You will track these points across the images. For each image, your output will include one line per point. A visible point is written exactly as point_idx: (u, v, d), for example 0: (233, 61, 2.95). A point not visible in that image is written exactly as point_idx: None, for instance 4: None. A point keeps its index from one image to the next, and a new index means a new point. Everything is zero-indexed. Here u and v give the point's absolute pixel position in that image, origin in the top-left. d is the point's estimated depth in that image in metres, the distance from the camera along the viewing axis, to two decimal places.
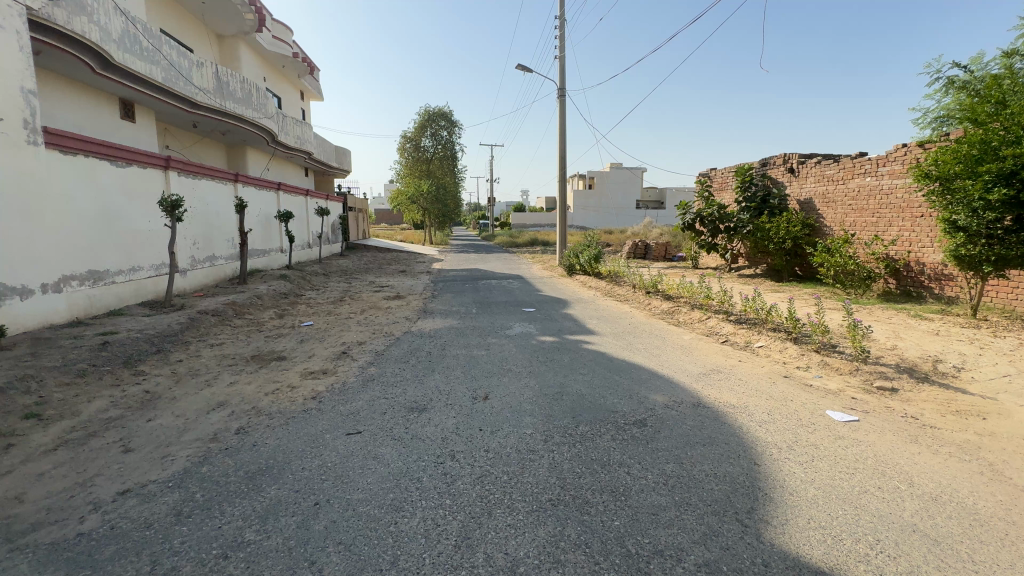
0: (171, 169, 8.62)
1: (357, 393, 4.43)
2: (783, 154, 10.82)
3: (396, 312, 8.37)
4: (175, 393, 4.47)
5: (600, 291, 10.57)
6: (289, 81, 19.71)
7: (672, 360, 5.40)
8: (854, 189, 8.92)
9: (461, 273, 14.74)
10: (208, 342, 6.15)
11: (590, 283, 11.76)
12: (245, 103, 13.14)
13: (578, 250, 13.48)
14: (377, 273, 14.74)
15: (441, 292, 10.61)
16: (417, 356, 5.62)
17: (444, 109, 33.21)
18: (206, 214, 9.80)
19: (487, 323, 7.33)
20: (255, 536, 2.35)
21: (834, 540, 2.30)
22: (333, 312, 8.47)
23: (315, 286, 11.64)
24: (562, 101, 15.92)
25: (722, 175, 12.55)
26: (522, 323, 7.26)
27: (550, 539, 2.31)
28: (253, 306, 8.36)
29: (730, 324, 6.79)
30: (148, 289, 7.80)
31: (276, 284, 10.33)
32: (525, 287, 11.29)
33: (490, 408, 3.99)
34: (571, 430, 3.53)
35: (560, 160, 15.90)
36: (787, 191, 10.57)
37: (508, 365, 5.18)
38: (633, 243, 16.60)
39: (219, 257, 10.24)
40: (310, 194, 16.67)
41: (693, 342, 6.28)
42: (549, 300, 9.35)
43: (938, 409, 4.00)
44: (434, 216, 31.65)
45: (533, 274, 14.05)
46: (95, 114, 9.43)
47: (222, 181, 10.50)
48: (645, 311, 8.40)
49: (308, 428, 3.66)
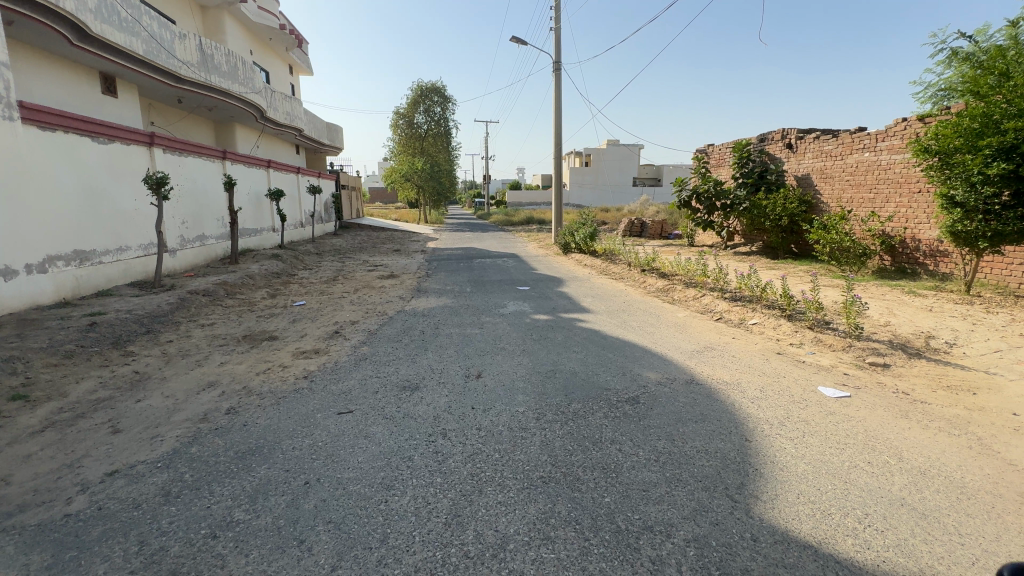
0: (156, 146, 8.38)
1: (349, 372, 4.40)
2: (782, 129, 10.65)
3: (390, 291, 8.30)
4: (165, 374, 4.43)
5: (595, 269, 10.52)
6: (277, 54, 19.14)
7: (666, 338, 5.38)
8: (852, 165, 8.82)
9: (457, 251, 14.61)
10: (199, 322, 6.08)
11: (585, 261, 11.70)
12: (231, 78, 12.75)
13: (573, 227, 13.37)
14: (371, 252, 14.60)
15: (436, 271, 10.52)
16: (411, 335, 5.58)
17: (437, 84, 32.43)
18: (195, 193, 9.61)
19: (481, 301, 7.30)
20: (245, 516, 2.34)
21: (823, 514, 2.31)
22: (326, 291, 8.40)
23: (309, 266, 11.52)
24: (558, 75, 15.54)
25: (720, 151, 12.38)
26: (516, 302, 7.22)
27: (540, 516, 2.30)
28: (245, 286, 8.27)
29: (724, 301, 6.78)
30: (138, 269, 7.69)
31: (268, 264, 10.22)
32: (520, 265, 11.22)
33: (482, 386, 3.97)
34: (563, 407, 3.52)
35: (556, 136, 15.62)
36: (785, 167, 10.44)
37: (502, 344, 5.16)
38: (629, 221, 16.48)
39: (209, 236, 10.09)
40: (301, 171, 16.37)
41: (687, 320, 6.27)
42: (544, 278, 9.30)
43: (929, 385, 4.02)
44: (428, 193, 31.28)
45: (528, 253, 13.95)
46: (75, 89, 9.13)
47: (210, 159, 10.26)
48: (640, 289, 8.37)
49: (299, 407, 3.63)
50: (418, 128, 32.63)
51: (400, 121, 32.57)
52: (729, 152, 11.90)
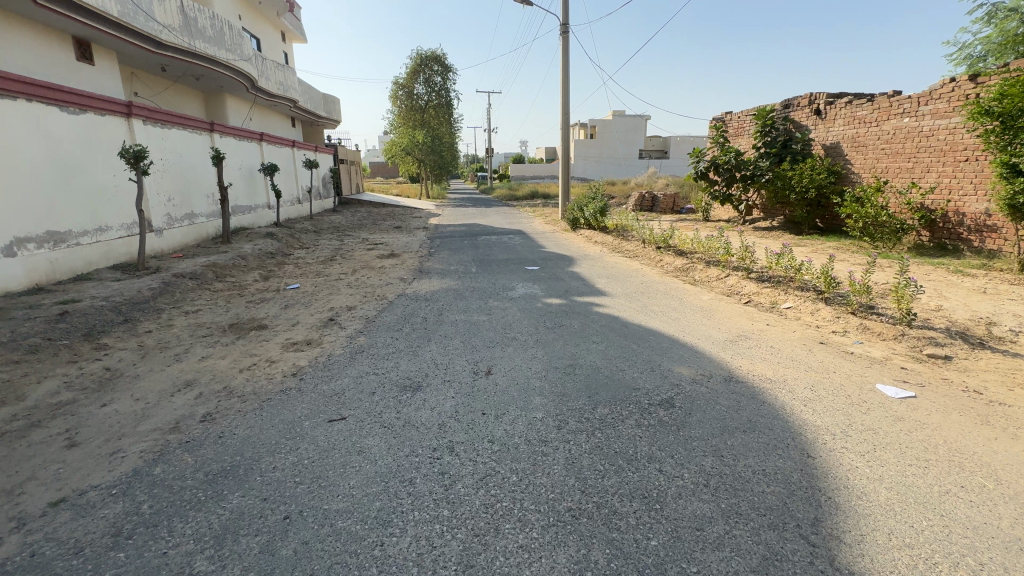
0: (134, 116, 7.74)
1: (343, 368, 3.92)
2: (810, 94, 9.88)
3: (391, 272, 7.78)
4: (139, 370, 3.97)
5: (606, 247, 9.94)
6: (267, 19, 18.12)
7: (694, 325, 4.86)
8: (889, 132, 8.13)
9: (460, 228, 13.99)
10: (182, 309, 5.60)
11: (595, 237, 11.11)
12: (217, 44, 11.95)
13: (582, 202, 12.74)
14: (370, 230, 14.01)
15: (438, 250, 9.97)
16: (412, 322, 5.09)
17: (437, 52, 31.09)
18: (182, 168, 9.03)
19: (487, 283, 6.78)
20: (207, 567, 1.89)
21: (928, 566, 1.84)
22: (322, 273, 7.89)
23: (306, 245, 10.97)
24: (565, 39, 14.61)
25: (740, 118, 11.59)
26: (525, 283, 6.70)
27: (572, 567, 1.85)
28: (236, 268, 7.77)
29: (752, 282, 6.24)
30: (121, 250, 7.21)
31: (262, 243, 9.69)
32: (527, 243, 10.64)
33: (493, 386, 3.50)
34: (588, 414, 3.05)
35: (564, 105, 14.78)
36: (812, 135, 9.70)
37: (513, 333, 4.67)
38: (640, 195, 15.77)
39: (199, 214, 9.56)
40: (297, 145, 15.65)
41: (713, 303, 5.75)
42: (553, 257, 8.75)
43: (1004, 382, 3.51)
44: (430, 168, 30.40)
45: (536, 229, 13.34)
46: (47, 55, 8.45)
47: (196, 131, 9.61)
48: (657, 268, 7.82)
49: (284, 413, 3.17)
50: (419, 99, 31.46)
51: (399, 92, 31.38)
52: (751, 119, 11.12)
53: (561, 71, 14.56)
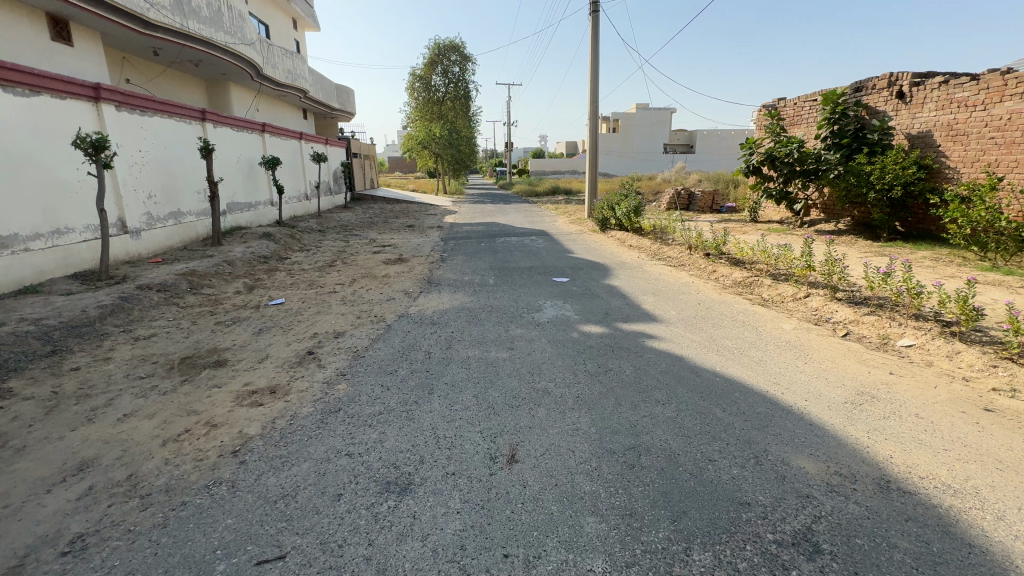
0: (104, 100, 6.71)
1: (306, 443, 2.75)
2: (889, 73, 8.39)
3: (394, 283, 6.64)
4: (30, 436, 2.87)
5: (644, 253, 8.64)
6: (276, 4, 17.13)
7: (790, 373, 3.58)
8: (1000, 117, 6.65)
9: (478, 227, 12.81)
10: (132, 335, 4.53)
11: (629, 240, 9.82)
12: (215, 25, 10.91)
13: (613, 200, 11.42)
14: (380, 229, 12.91)
15: (452, 254, 8.82)
16: (411, 360, 3.91)
17: (455, 41, 29.88)
18: (166, 160, 8.05)
19: (508, 301, 5.58)
20: None
21: None
22: (316, 283, 6.79)
23: (306, 247, 9.92)
24: (595, 19, 13.26)
25: (798, 104, 10.11)
26: (554, 302, 5.49)
27: None
28: (217, 277, 6.71)
29: (844, 307, 4.91)
30: (85, 256, 6.24)
31: (256, 245, 8.67)
32: (552, 246, 9.41)
33: (520, 489, 2.30)
34: (680, 568, 1.82)
35: (592, 93, 13.43)
36: (893, 122, 8.20)
37: (543, 383, 3.45)
38: (674, 191, 14.34)
39: (187, 212, 8.59)
40: (304, 137, 14.65)
41: (800, 335, 4.46)
42: (584, 265, 7.50)
43: None
44: (446, 162, 29.25)
45: (560, 230, 12.09)
46: (15, 33, 7.49)
47: (184, 119, 8.60)
48: (711, 282, 6.52)
49: (196, 542, 2.01)
50: (436, 91, 30.35)
51: (416, 84, 30.19)
52: (814, 106, 9.62)
53: (590, 55, 13.19)
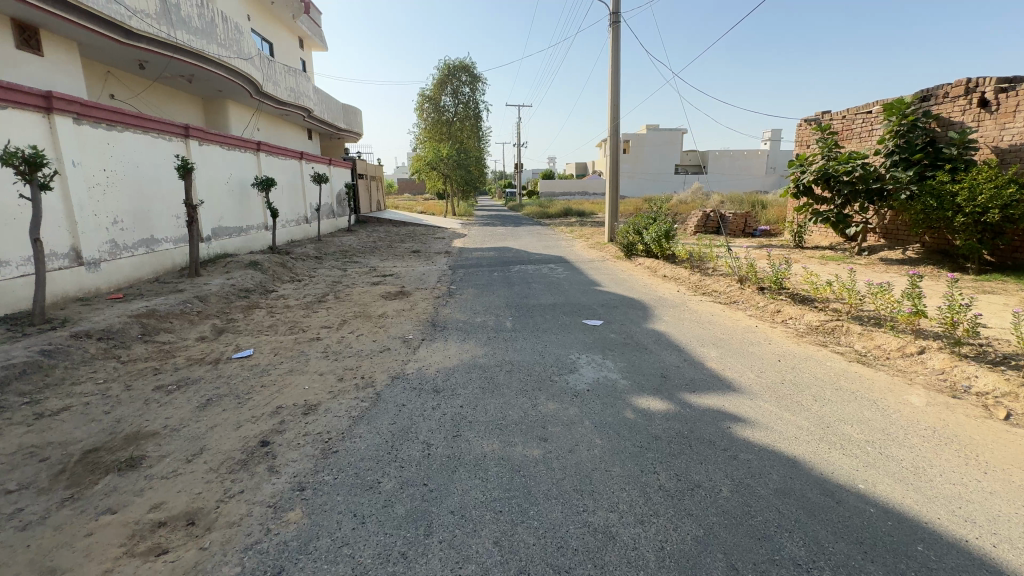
0: (59, 111, 5.77)
1: None
2: (967, 79, 7.27)
3: (391, 327, 5.51)
4: None
5: (684, 285, 7.47)
6: (281, 22, 16.58)
7: (977, 497, 2.33)
8: None
9: (490, 253, 11.73)
10: (36, 409, 3.40)
11: (661, 269, 8.66)
12: (208, 37, 10.12)
13: (640, 223, 10.30)
14: (382, 255, 11.87)
15: (461, 286, 7.72)
16: (403, 463, 2.71)
17: (466, 62, 29.55)
18: (136, 181, 7.10)
19: (532, 355, 4.41)
20: None
21: None
22: (299, 325, 5.67)
23: (298, 277, 8.86)
24: (615, 32, 12.40)
25: (852, 117, 9.03)
26: (590, 357, 4.32)
27: None
28: (181, 318, 5.62)
29: (986, 371, 3.66)
30: (20, 294, 5.17)
31: (238, 277, 7.61)
32: (575, 277, 8.27)
33: None
34: None
35: (614, 108, 12.49)
36: (975, 134, 7.04)
37: (602, 517, 2.22)
38: (702, 214, 13.20)
39: (162, 239, 7.61)
40: (305, 156, 13.80)
41: (943, 416, 3.20)
42: (618, 302, 6.34)
43: None
44: (456, 184, 28.52)
45: (580, 256, 10.97)
46: None
47: (162, 135, 7.67)
48: (779, 327, 5.31)
49: None
50: (446, 111, 29.87)
51: (425, 104, 29.74)
52: (873, 118, 8.54)
53: (610, 67, 12.30)
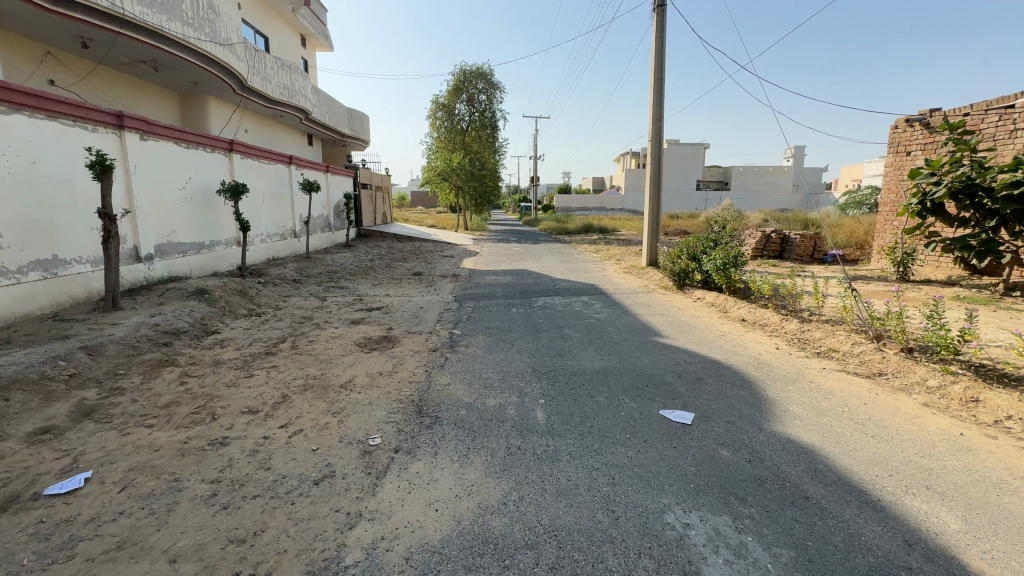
0: None
1: None
2: None
3: (351, 416, 3.44)
4: None
5: (778, 338, 5.31)
6: (280, 16, 15.00)
7: None
8: None
9: (507, 279, 9.67)
10: None
11: (734, 309, 6.52)
12: (171, 13, 8.35)
13: (697, 246, 8.16)
14: (377, 278, 9.89)
15: (468, 331, 5.64)
16: None
17: (482, 69, 28.02)
18: (31, 182, 5.23)
19: (592, 514, 2.29)
20: None
21: None
22: (211, 405, 3.61)
23: (259, 309, 6.89)
24: (659, 18, 10.46)
25: (989, 114, 6.92)
26: (714, 531, 2.16)
27: None
28: (28, 392, 3.58)
29: None
30: None
31: (169, 313, 5.62)
32: (621, 318, 6.16)
33: None
34: None
35: (658, 107, 10.49)
36: None
37: None
38: (761, 235, 11.01)
39: (71, 259, 5.71)
40: (295, 162, 12.00)
41: None
42: (700, 371, 4.22)
43: None
44: (468, 196, 26.70)
45: (618, 285, 8.86)
46: None
47: (79, 123, 5.80)
48: (997, 433, 3.15)
49: None
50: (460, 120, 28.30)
51: (439, 112, 28.18)
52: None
53: (654, 58, 10.32)
